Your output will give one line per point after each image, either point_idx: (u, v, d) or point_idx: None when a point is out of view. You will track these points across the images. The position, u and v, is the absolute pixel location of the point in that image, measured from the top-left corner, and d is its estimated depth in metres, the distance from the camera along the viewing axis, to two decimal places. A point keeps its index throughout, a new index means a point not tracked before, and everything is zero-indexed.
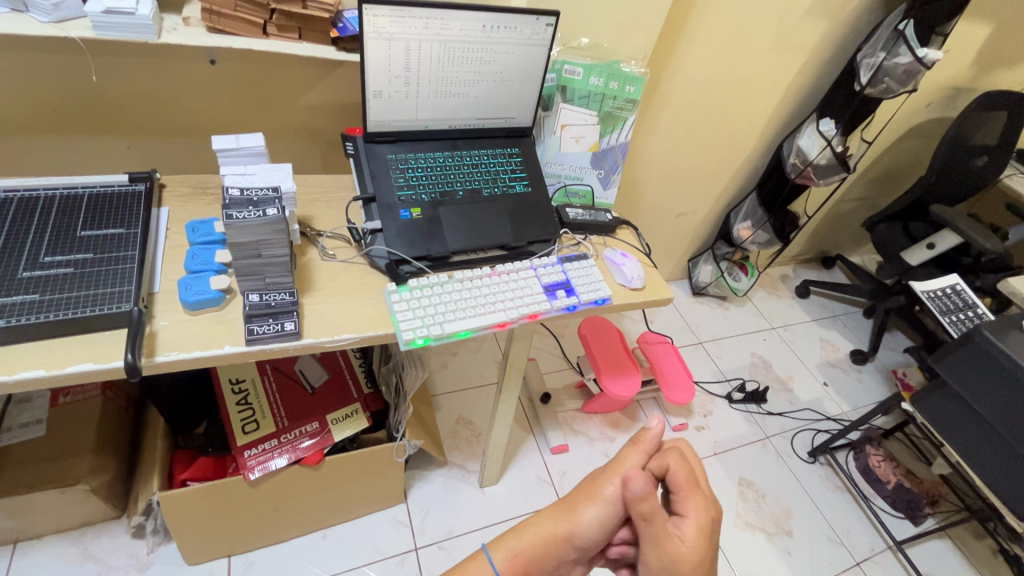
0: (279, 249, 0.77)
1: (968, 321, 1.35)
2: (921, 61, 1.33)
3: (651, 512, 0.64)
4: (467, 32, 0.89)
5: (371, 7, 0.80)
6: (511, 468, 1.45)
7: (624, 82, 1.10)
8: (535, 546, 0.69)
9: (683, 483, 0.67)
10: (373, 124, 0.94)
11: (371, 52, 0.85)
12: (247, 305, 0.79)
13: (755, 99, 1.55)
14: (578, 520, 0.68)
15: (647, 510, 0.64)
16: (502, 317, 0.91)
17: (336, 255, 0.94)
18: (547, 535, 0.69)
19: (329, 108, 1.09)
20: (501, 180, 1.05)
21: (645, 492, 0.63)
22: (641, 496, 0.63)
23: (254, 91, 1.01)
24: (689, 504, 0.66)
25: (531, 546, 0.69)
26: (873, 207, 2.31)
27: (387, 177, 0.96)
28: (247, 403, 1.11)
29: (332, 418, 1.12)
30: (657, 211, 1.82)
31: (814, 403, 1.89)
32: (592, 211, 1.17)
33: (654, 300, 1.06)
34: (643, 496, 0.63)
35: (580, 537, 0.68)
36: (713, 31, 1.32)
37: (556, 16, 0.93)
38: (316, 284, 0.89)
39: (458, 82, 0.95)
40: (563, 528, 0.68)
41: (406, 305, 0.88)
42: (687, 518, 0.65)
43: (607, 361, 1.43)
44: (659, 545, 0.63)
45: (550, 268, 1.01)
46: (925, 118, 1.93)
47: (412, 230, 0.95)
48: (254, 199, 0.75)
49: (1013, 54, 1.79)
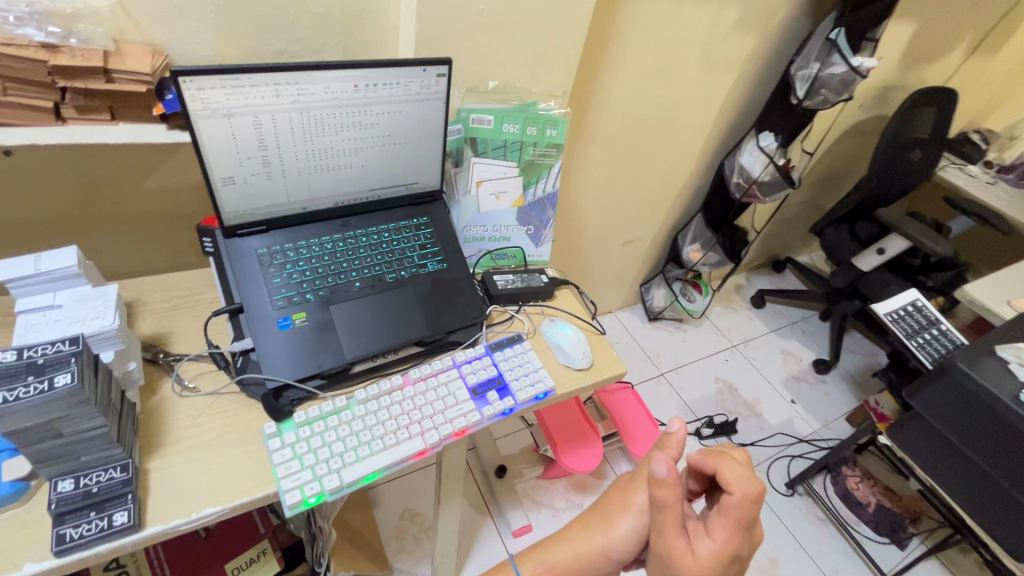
0: (91, 421, 0.56)
1: (935, 340, 1.29)
2: (856, 69, 1.25)
3: (673, 518, 0.55)
4: (335, 95, 0.71)
5: (191, 79, 0.60)
6: (468, 564, 1.27)
7: (544, 126, 0.94)
8: (568, 563, 0.64)
9: (729, 511, 0.54)
10: (231, 215, 0.74)
11: (206, 134, 0.65)
12: (55, 500, 0.57)
13: (689, 119, 1.43)
14: (614, 533, 0.63)
15: (659, 500, 0.55)
16: (420, 444, 0.73)
17: (199, 388, 0.74)
18: (581, 552, 0.64)
19: (187, 190, 0.87)
20: (409, 260, 0.87)
21: (668, 483, 0.54)
22: (661, 488, 0.55)
23: (72, 184, 0.78)
24: (722, 528, 0.54)
25: (563, 560, 0.64)
26: (817, 208, 2.26)
27: (257, 279, 0.76)
28: (118, 566, 0.87)
29: (233, 567, 0.91)
30: (601, 243, 1.68)
31: (784, 425, 1.80)
32: (525, 274, 1.00)
33: (605, 379, 0.90)
34: (662, 483, 0.54)
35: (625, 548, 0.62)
36: (638, 55, 1.19)
37: (447, 64, 0.75)
38: (170, 436, 0.68)
39: (335, 152, 0.76)
40: (598, 543, 0.63)
41: (291, 453, 0.68)
42: (710, 542, 0.55)
43: (563, 432, 1.27)
44: (664, 562, 0.56)
45: (478, 364, 0.83)
46: (860, 118, 1.89)
47: (295, 344, 0.75)
48: (39, 363, 0.54)
49: (936, 49, 1.76)
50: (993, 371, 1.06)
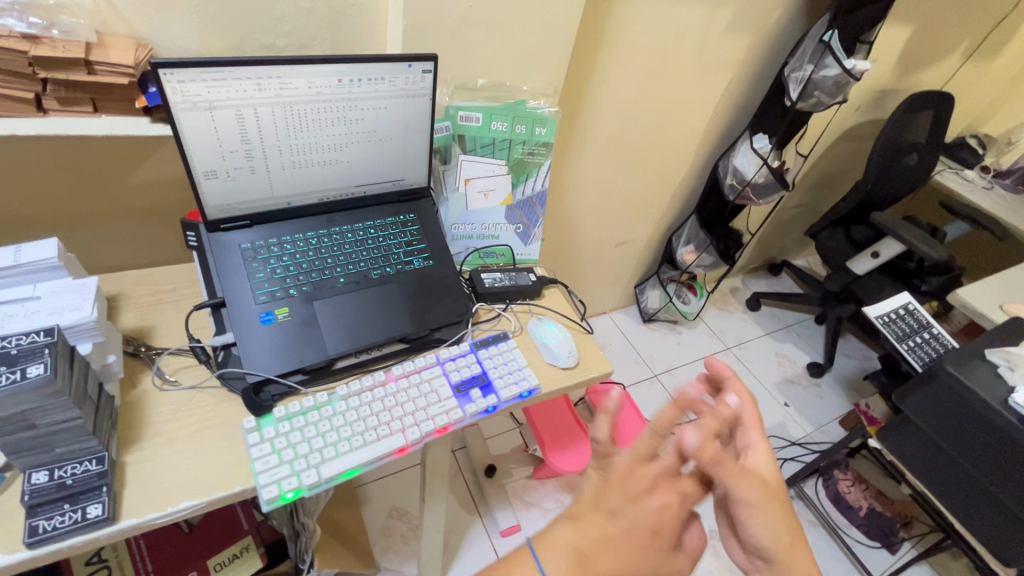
0: (65, 413, 0.56)
1: (926, 344, 1.31)
2: (850, 72, 1.23)
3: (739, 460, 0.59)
4: (319, 89, 0.71)
5: (171, 72, 0.61)
6: (456, 564, 1.27)
7: (533, 124, 0.94)
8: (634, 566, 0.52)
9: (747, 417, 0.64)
10: (214, 209, 0.74)
11: (187, 127, 0.65)
12: (28, 492, 0.57)
13: (683, 120, 1.43)
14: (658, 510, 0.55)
15: (716, 451, 0.57)
16: (401, 440, 0.72)
17: (180, 381, 0.73)
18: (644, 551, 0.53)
19: (174, 184, 0.87)
20: (394, 257, 0.86)
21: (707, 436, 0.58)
22: (708, 442, 0.57)
23: (57, 176, 0.78)
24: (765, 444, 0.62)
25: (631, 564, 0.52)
26: (814, 211, 2.26)
27: (241, 273, 0.76)
28: (100, 560, 0.86)
29: (214, 563, 0.91)
30: (595, 243, 1.68)
31: (777, 428, 1.79)
32: (512, 273, 1.00)
33: (591, 379, 0.89)
34: (707, 439, 0.57)
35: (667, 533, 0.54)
36: (631, 55, 1.19)
37: (433, 60, 0.75)
38: (150, 429, 0.68)
39: (320, 147, 0.76)
40: (655, 530, 0.54)
41: (270, 448, 0.68)
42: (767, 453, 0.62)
43: (552, 431, 1.28)
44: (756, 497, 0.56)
45: (462, 361, 0.83)
46: (856, 122, 1.89)
47: (277, 339, 0.75)
48: (12, 354, 0.54)
49: (933, 53, 1.76)
50: (982, 375, 1.06)
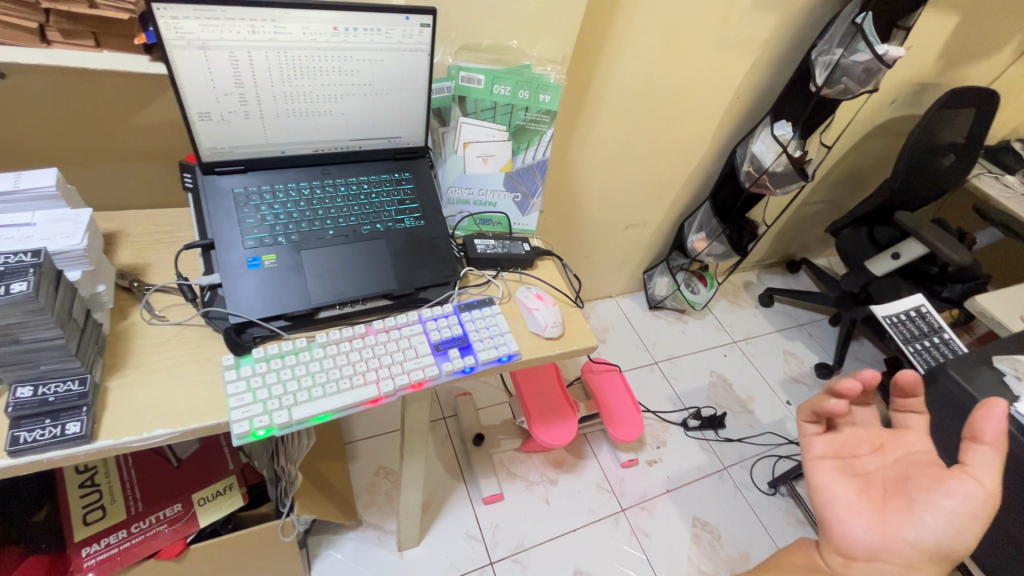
0: (47, 331, 0.59)
1: (933, 348, 1.30)
2: (881, 58, 1.16)
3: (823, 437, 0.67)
4: (314, 36, 0.71)
5: (165, 7, 0.62)
6: (436, 525, 1.30)
7: (537, 90, 0.91)
8: None
9: (889, 450, 0.67)
10: (209, 151, 0.76)
11: (181, 64, 0.67)
12: (13, 404, 0.61)
13: (701, 99, 1.39)
14: None
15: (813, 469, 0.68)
16: (374, 392, 0.73)
17: (167, 317, 0.76)
18: None
19: (178, 129, 0.90)
20: (385, 214, 0.87)
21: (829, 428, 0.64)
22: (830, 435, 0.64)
23: (69, 113, 0.81)
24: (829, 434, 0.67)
25: None
26: (839, 209, 2.17)
27: (231, 217, 0.77)
28: (93, 484, 0.91)
29: (199, 497, 0.95)
30: (604, 223, 1.66)
31: (776, 425, 1.74)
32: (507, 241, 0.98)
33: (574, 351, 0.87)
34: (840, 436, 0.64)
35: (953, 543, 0.57)
36: (647, 30, 1.15)
37: (431, 14, 0.74)
38: (134, 358, 0.71)
39: (315, 97, 0.77)
40: None
41: (245, 385, 0.70)
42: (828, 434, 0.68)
43: (539, 405, 1.31)
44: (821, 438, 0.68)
45: (443, 321, 0.83)
46: (891, 116, 1.80)
47: (261, 284, 0.76)
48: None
49: (981, 47, 1.65)
50: (988, 383, 1.02)
